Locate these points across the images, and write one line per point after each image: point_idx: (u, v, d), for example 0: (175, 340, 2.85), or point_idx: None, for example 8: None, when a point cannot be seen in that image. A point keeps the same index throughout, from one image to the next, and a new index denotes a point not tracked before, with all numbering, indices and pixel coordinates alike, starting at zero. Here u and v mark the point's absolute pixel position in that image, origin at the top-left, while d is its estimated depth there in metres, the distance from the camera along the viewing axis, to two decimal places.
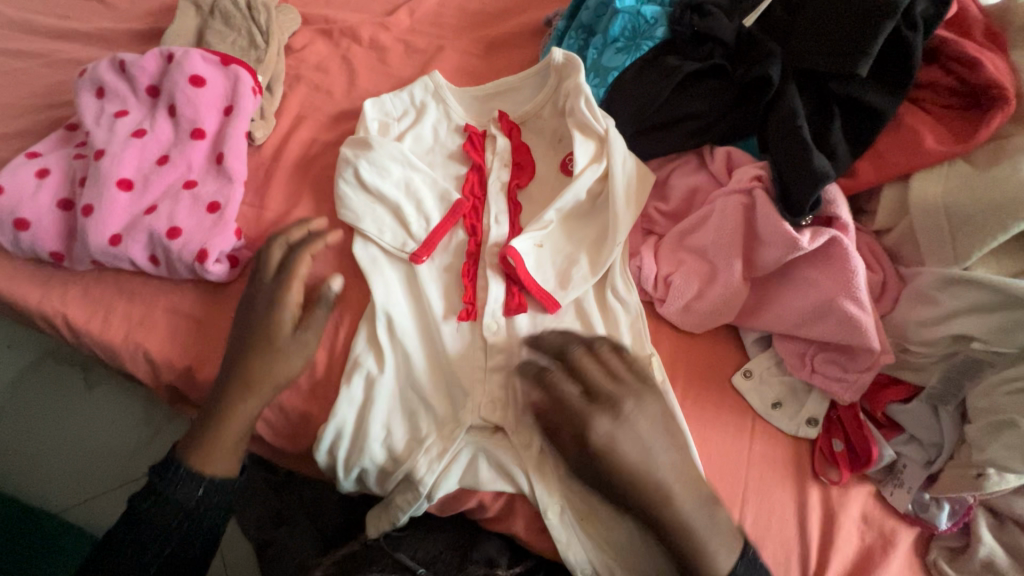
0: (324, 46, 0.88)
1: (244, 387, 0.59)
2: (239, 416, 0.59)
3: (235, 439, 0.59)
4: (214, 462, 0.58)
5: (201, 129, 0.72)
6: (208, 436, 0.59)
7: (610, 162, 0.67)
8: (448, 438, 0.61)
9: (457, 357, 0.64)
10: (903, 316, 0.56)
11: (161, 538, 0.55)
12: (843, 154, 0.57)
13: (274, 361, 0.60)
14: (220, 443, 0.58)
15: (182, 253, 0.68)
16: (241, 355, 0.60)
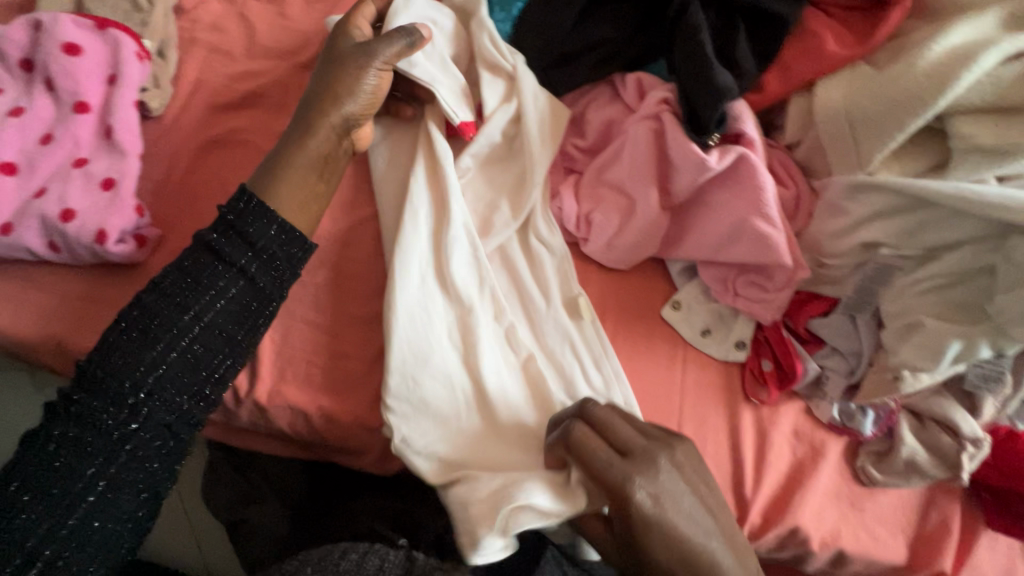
0: (218, 3, 0.81)
1: (306, 132, 0.59)
2: (318, 137, 0.60)
3: (312, 174, 0.60)
4: (287, 196, 0.58)
5: (84, 102, 0.67)
6: (279, 165, 0.59)
7: (521, 101, 0.64)
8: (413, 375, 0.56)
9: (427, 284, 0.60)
10: (818, 230, 0.56)
11: (207, 296, 0.54)
12: (749, 66, 0.55)
13: (364, 83, 0.60)
14: (297, 179, 0.59)
15: (79, 235, 0.64)
16: (325, 92, 0.60)
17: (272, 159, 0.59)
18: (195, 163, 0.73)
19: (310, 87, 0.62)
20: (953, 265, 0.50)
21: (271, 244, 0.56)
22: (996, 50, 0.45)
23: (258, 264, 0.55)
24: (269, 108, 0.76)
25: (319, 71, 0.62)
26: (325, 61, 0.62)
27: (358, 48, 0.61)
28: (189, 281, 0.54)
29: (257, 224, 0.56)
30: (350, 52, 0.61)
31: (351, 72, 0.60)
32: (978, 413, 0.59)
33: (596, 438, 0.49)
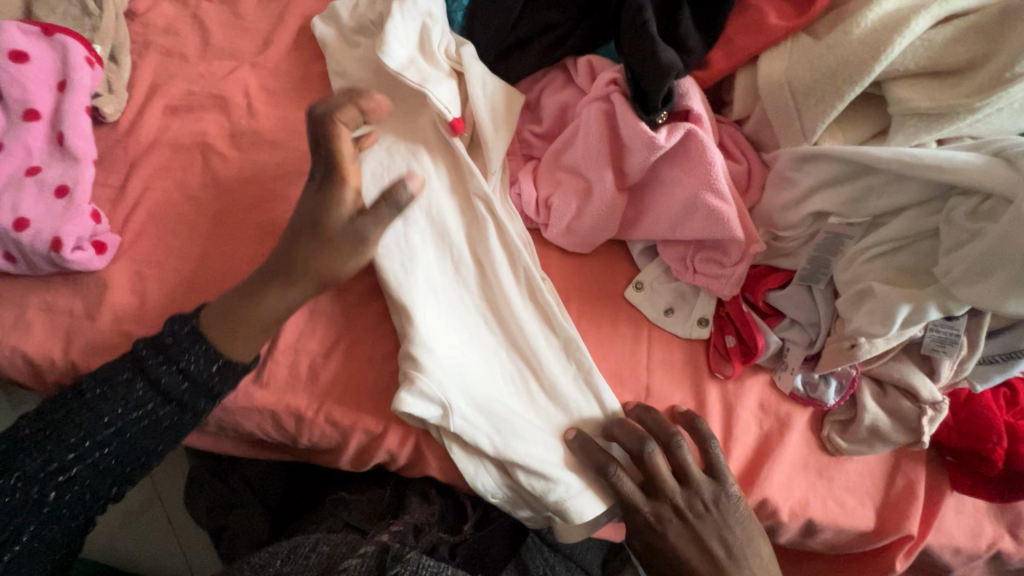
0: (171, 6, 0.81)
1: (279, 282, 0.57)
2: (279, 304, 0.57)
3: (266, 323, 0.58)
4: (236, 347, 0.57)
5: (34, 110, 0.66)
6: (237, 307, 0.57)
7: (469, 88, 0.63)
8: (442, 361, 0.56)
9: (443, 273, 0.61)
10: (770, 202, 0.56)
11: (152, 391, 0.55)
12: (693, 43, 0.55)
13: (346, 260, 0.54)
14: (243, 318, 0.57)
15: (35, 244, 0.63)
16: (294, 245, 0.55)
17: (237, 297, 0.57)
18: (151, 167, 0.73)
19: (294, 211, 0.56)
20: (900, 230, 0.50)
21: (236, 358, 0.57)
22: (927, 13, 0.45)
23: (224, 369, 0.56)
24: (223, 108, 0.75)
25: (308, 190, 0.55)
26: (300, 219, 0.55)
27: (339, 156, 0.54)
28: (162, 360, 0.55)
29: (194, 355, 0.56)
30: (342, 223, 0.54)
31: (331, 252, 0.55)
32: (937, 376, 0.59)
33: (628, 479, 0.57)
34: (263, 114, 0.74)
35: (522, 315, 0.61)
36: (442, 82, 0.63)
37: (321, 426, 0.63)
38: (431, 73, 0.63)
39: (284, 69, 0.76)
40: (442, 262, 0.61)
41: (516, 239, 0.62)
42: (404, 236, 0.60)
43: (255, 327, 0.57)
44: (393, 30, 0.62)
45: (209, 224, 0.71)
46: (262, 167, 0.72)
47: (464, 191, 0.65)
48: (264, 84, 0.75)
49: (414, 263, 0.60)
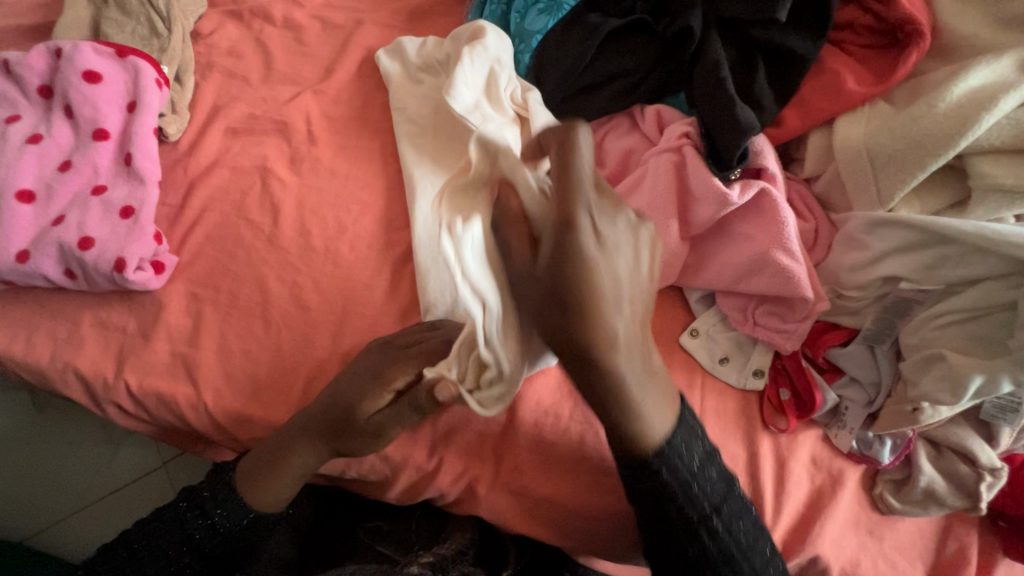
0: (235, 29, 0.82)
1: (307, 440, 0.59)
2: (303, 463, 0.60)
3: (290, 480, 0.61)
4: (266, 500, 0.61)
5: (103, 129, 0.67)
6: (264, 472, 0.60)
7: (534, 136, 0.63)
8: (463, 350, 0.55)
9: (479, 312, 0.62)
10: (837, 262, 0.56)
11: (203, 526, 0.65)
12: (768, 102, 0.56)
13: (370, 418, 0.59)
14: (276, 484, 0.61)
15: (97, 264, 0.63)
16: (314, 429, 0.59)
17: (267, 452, 0.60)
18: (209, 188, 0.73)
19: (319, 406, 0.60)
20: (974, 300, 0.51)
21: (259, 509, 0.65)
22: (1016, 93, 0.46)
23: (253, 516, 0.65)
24: (284, 133, 0.75)
25: (348, 374, 0.60)
26: (335, 403, 0.59)
27: (379, 371, 0.59)
28: (197, 514, 0.66)
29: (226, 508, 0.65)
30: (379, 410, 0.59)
31: (363, 438, 0.59)
32: (995, 443, 0.60)
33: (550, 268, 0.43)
34: (322, 142, 0.74)
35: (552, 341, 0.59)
36: (506, 130, 0.64)
37: (371, 460, 0.63)
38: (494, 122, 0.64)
39: (345, 98, 0.77)
40: None
41: None
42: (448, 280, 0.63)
43: (285, 475, 0.60)
44: (461, 73, 0.64)
45: (262, 248, 0.70)
46: (319, 193, 0.72)
47: None
48: (326, 112, 0.76)
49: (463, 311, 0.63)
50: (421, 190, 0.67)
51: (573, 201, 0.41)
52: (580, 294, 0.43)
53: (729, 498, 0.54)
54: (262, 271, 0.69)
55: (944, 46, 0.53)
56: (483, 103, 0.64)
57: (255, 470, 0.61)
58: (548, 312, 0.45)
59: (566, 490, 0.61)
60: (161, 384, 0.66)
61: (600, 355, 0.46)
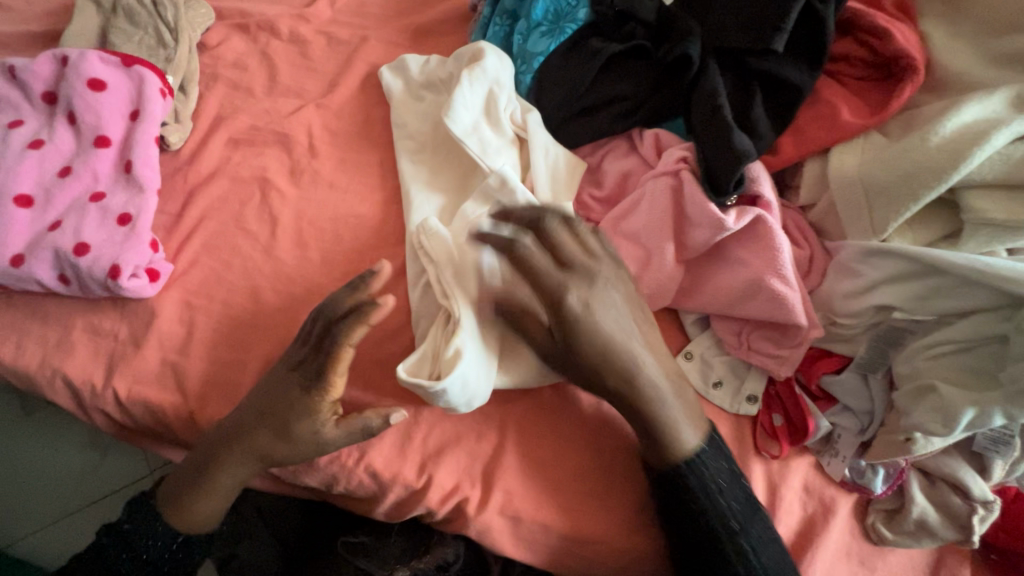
0: (241, 42, 0.82)
1: (230, 453, 0.60)
2: (223, 484, 0.62)
3: (214, 500, 0.63)
4: (183, 520, 0.65)
5: (105, 136, 0.68)
6: (197, 481, 0.62)
7: (533, 155, 0.64)
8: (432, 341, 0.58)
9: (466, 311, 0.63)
10: (830, 290, 0.57)
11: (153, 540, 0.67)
12: (764, 129, 0.57)
13: (308, 428, 0.59)
14: (197, 500, 0.63)
15: (93, 270, 0.63)
16: (227, 447, 0.60)
17: (195, 466, 0.62)
18: (208, 197, 0.73)
19: (235, 417, 0.60)
20: (968, 333, 0.51)
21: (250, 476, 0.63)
22: (1005, 130, 0.47)
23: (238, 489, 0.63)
24: (285, 145, 0.76)
25: (271, 379, 0.60)
26: (265, 405, 0.59)
27: (313, 373, 0.59)
28: (145, 534, 0.67)
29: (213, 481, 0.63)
30: (309, 430, 0.59)
31: (301, 451, 0.60)
32: (988, 475, 0.59)
33: (540, 256, 0.55)
34: (323, 155, 0.75)
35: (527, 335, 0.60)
36: (505, 152, 0.65)
37: (359, 475, 0.62)
38: (490, 143, 0.65)
39: (347, 112, 0.78)
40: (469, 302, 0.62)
41: None
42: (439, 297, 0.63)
43: (221, 491, 0.62)
44: (462, 92, 0.65)
45: (258, 259, 0.70)
46: (319, 206, 0.73)
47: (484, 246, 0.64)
48: (328, 126, 0.77)
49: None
50: (417, 204, 0.67)
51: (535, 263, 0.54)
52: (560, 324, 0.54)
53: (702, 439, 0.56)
54: (256, 283, 0.69)
55: (937, 80, 0.54)
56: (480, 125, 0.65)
57: (185, 484, 0.63)
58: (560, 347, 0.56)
59: (553, 511, 0.61)
60: (149, 394, 0.65)
61: (611, 384, 0.55)
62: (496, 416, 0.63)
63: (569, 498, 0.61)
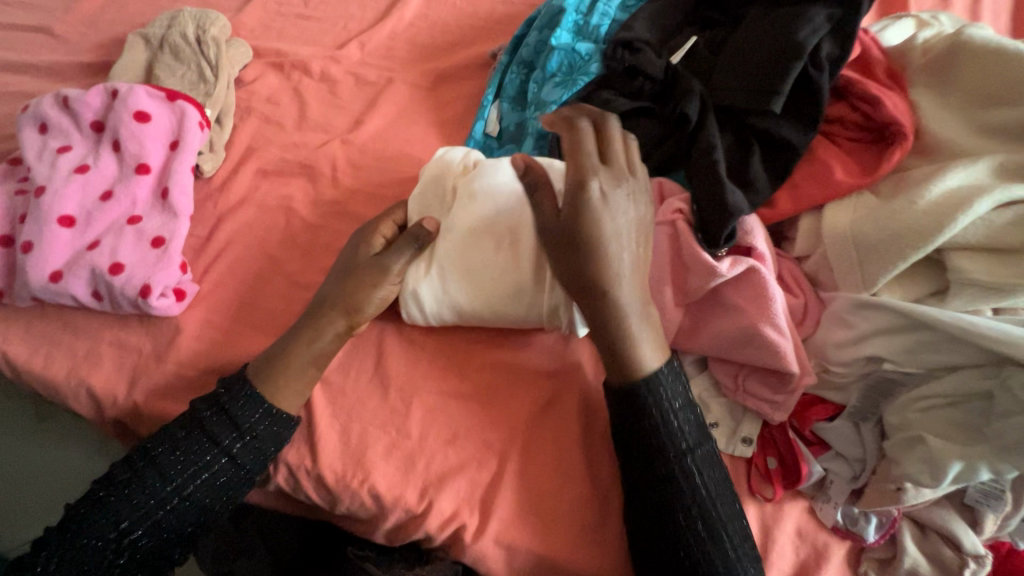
0: (275, 78, 0.88)
1: (310, 321, 0.66)
2: (321, 335, 0.65)
3: (306, 359, 0.65)
4: (276, 386, 0.64)
5: (146, 164, 0.73)
6: (272, 363, 0.64)
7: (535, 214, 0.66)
8: (440, 202, 0.69)
9: (460, 286, 0.65)
10: (823, 338, 0.59)
11: (194, 466, 0.61)
12: (761, 185, 0.60)
13: (374, 292, 0.66)
14: (298, 374, 0.64)
15: (126, 288, 0.68)
16: (341, 297, 0.66)
17: (270, 351, 0.65)
18: (234, 223, 0.78)
19: (331, 282, 0.68)
20: (954, 386, 0.53)
21: (249, 432, 0.62)
22: (988, 197, 0.50)
23: (240, 446, 0.62)
24: (311, 177, 0.81)
25: (330, 280, 0.69)
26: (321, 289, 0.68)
27: (359, 270, 0.67)
28: (192, 439, 0.62)
29: (246, 411, 0.63)
30: (349, 297, 0.66)
31: (348, 305, 0.66)
32: (979, 528, 0.60)
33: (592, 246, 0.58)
34: (346, 188, 0.80)
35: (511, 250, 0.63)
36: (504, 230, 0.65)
37: (363, 497, 0.64)
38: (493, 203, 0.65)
39: (371, 147, 0.82)
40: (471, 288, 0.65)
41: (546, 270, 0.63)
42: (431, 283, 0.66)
43: (291, 371, 0.64)
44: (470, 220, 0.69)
45: (279, 284, 0.74)
46: (339, 235, 0.77)
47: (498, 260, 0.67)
48: (352, 160, 0.81)
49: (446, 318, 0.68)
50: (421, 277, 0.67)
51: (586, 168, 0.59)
52: (569, 235, 0.59)
53: (704, 441, 0.59)
54: (277, 306, 0.73)
55: (927, 145, 0.58)
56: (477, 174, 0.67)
57: (263, 365, 0.65)
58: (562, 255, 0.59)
59: (551, 542, 0.62)
60: (169, 408, 0.69)
61: (602, 287, 0.58)
62: (499, 445, 0.66)
63: (568, 528, 0.63)
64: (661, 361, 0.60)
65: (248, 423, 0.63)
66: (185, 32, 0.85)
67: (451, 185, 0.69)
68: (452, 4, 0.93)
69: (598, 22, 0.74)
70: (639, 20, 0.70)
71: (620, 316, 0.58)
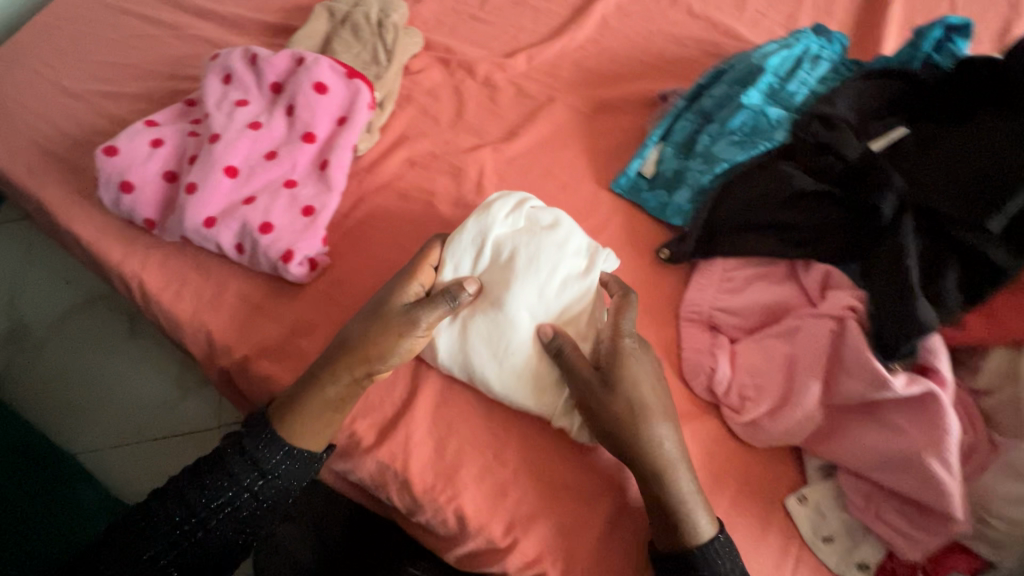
0: (439, 74, 0.88)
1: (325, 368, 0.61)
2: (335, 383, 0.60)
3: (328, 406, 0.60)
4: (298, 429, 0.60)
5: (312, 134, 0.75)
6: (296, 404, 0.60)
7: (573, 304, 0.65)
8: (473, 264, 0.67)
9: (483, 355, 0.64)
10: (990, 487, 0.53)
11: (217, 500, 0.57)
12: (951, 302, 0.55)
13: (398, 344, 0.61)
14: (315, 418, 0.60)
15: (269, 249, 0.69)
16: (361, 346, 0.61)
17: (296, 387, 0.61)
18: (375, 207, 0.78)
19: (351, 325, 0.62)
20: None
21: (270, 471, 0.59)
22: None
23: (262, 485, 0.58)
24: (456, 177, 0.80)
25: (348, 322, 0.63)
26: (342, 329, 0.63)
27: (380, 314, 0.62)
28: (216, 475, 0.58)
29: (272, 451, 0.59)
30: (366, 340, 0.61)
31: (360, 353, 0.61)
32: None
33: (609, 398, 0.59)
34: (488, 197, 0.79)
35: (530, 344, 0.64)
36: (530, 312, 0.64)
37: (447, 514, 0.63)
38: (530, 286, 0.64)
39: (519, 161, 0.81)
40: (492, 358, 0.64)
41: (581, 375, 0.61)
42: (454, 341, 0.65)
43: (317, 418, 0.60)
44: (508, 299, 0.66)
45: None
46: None
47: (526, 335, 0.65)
48: (498, 169, 0.81)
49: (477, 382, 0.65)
50: (445, 335, 0.66)
51: (623, 332, 0.62)
52: (583, 373, 0.61)
53: None
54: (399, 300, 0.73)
55: None
56: (518, 245, 0.66)
57: (289, 405, 0.60)
58: (592, 419, 0.60)
59: None
60: (276, 372, 0.69)
61: (623, 445, 0.58)
62: (595, 498, 0.63)
63: None
64: (714, 531, 0.57)
65: (268, 463, 0.59)
66: (368, 13, 0.87)
67: (488, 243, 0.67)
68: (625, 34, 0.91)
69: (795, 89, 0.70)
70: (843, 96, 0.67)
71: (660, 472, 0.57)
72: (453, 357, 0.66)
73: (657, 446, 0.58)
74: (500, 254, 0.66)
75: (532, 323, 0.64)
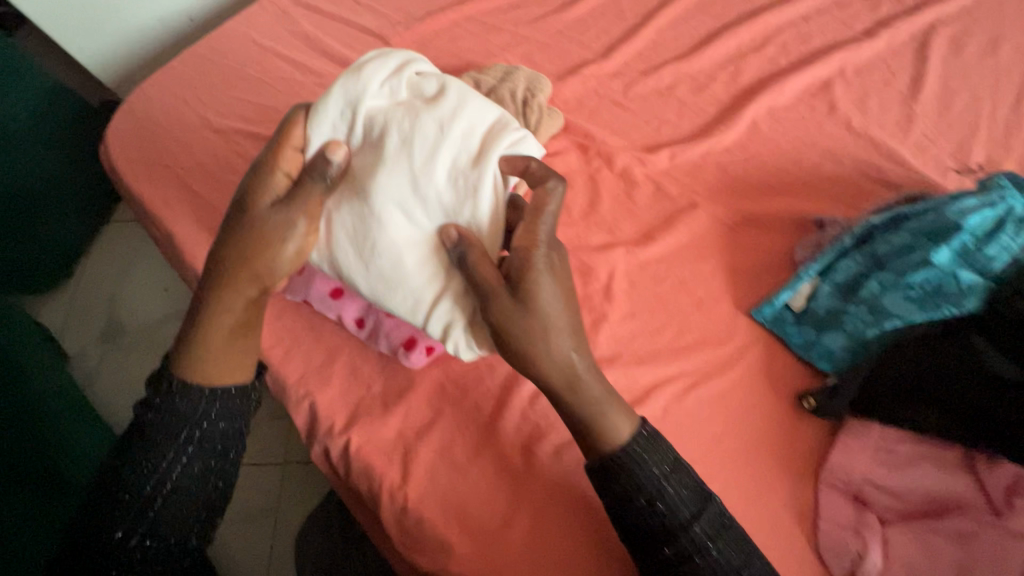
0: (576, 159, 0.85)
1: (221, 281, 0.55)
2: (229, 308, 0.56)
3: (226, 336, 0.55)
4: (212, 368, 0.55)
5: None
6: (197, 333, 0.55)
7: (472, 207, 0.56)
8: (364, 139, 0.59)
9: (383, 258, 0.57)
10: None
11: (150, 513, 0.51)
12: None
13: (281, 252, 0.56)
14: (227, 357, 0.56)
15: (392, 333, 0.72)
16: (245, 261, 0.55)
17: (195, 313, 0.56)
18: None
19: (220, 243, 0.56)
20: None
21: (174, 465, 0.53)
22: None
23: (170, 481, 0.53)
24: (584, 276, 0.75)
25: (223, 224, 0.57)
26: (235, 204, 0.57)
27: (259, 228, 0.55)
28: (125, 475, 0.52)
29: (152, 446, 0.52)
30: (259, 220, 0.55)
31: (256, 247, 0.55)
32: None
33: (578, 362, 0.53)
34: (616, 302, 0.74)
35: (414, 265, 0.57)
36: (437, 196, 0.57)
37: None
38: (397, 178, 0.57)
39: (652, 268, 0.77)
40: (393, 266, 0.57)
41: (532, 320, 0.51)
42: (346, 257, 0.59)
43: (224, 346, 0.55)
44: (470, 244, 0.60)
45: (520, 378, 0.72)
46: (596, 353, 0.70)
47: (434, 248, 0.58)
48: (629, 273, 0.76)
49: (347, 282, 0.61)
50: (341, 236, 0.59)
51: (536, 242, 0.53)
52: (557, 341, 0.52)
53: None
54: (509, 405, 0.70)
55: None
56: (394, 124, 0.58)
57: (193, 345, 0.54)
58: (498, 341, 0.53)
59: None
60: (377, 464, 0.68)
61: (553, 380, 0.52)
62: None
63: None
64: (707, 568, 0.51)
65: (169, 461, 0.53)
66: (514, 90, 0.85)
67: (365, 113, 0.59)
68: (778, 142, 0.86)
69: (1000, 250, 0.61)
70: None
71: (569, 381, 0.52)
72: (348, 265, 0.59)
73: (569, 367, 0.52)
74: (399, 132, 0.57)
75: (415, 213, 0.57)
